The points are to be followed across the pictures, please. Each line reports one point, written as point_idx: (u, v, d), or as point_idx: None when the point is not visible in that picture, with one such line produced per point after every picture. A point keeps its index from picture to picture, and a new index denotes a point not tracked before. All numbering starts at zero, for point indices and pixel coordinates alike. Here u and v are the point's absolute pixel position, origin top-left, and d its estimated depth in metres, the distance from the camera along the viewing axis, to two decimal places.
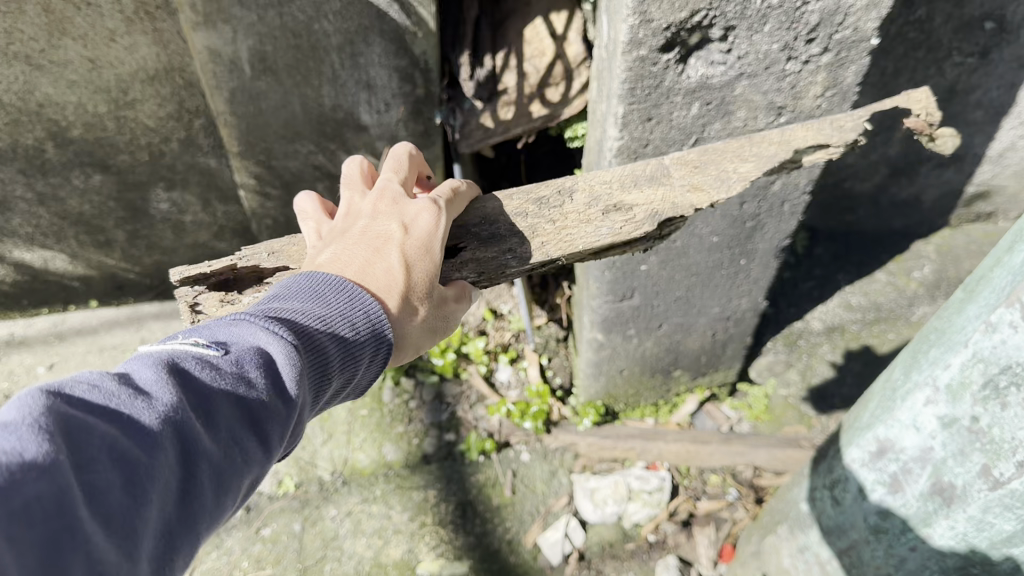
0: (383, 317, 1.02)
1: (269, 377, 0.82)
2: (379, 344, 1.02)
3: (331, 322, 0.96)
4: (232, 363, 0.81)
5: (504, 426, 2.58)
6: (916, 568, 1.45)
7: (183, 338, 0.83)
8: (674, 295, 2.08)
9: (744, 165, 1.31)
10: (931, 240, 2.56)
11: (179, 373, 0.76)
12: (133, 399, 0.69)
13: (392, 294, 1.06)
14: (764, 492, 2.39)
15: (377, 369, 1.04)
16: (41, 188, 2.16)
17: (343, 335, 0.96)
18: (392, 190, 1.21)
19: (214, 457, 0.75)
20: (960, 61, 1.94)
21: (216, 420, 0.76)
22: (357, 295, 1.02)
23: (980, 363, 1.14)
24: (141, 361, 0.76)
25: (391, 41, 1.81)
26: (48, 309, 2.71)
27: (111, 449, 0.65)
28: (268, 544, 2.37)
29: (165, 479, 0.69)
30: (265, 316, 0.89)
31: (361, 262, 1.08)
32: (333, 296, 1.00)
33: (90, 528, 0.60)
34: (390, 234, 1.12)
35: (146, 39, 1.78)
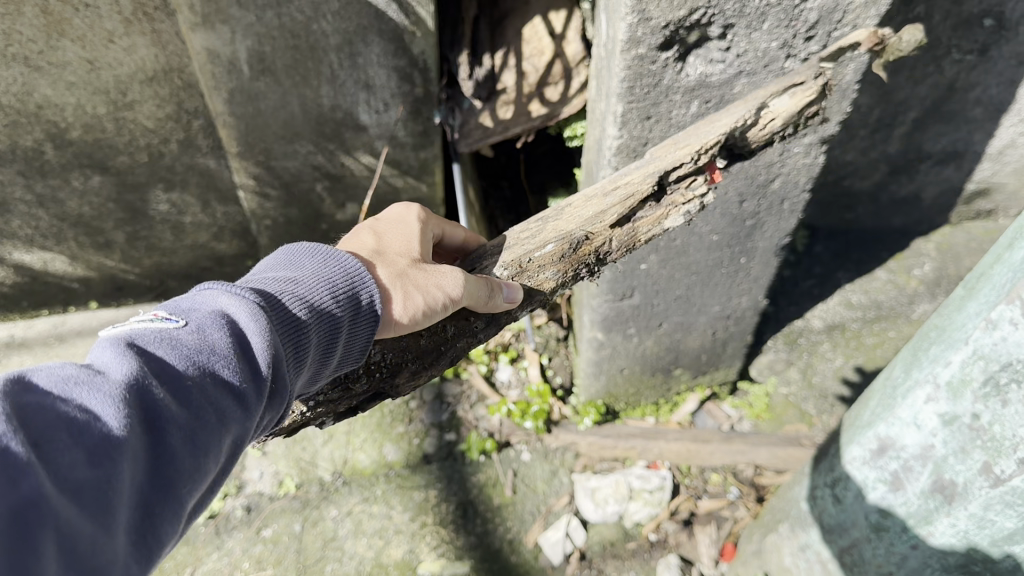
0: (358, 269, 1.12)
1: (233, 343, 0.86)
2: (357, 302, 1.10)
3: (304, 281, 1.04)
4: (192, 332, 0.85)
5: (505, 426, 2.58)
6: (917, 566, 1.44)
7: (143, 318, 0.87)
8: (674, 294, 2.08)
9: (719, 122, 1.28)
10: (931, 237, 2.54)
11: (139, 354, 0.78)
12: (94, 380, 0.72)
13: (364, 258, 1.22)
14: (765, 491, 2.39)
15: (361, 329, 1.11)
16: (40, 190, 2.16)
17: (313, 298, 1.03)
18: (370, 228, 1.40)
19: (186, 426, 0.77)
20: (960, 58, 1.94)
21: (184, 389, 0.79)
22: (333, 255, 1.12)
23: (980, 360, 1.14)
24: (102, 346, 0.79)
25: (390, 41, 1.81)
26: (48, 311, 2.70)
27: (74, 428, 0.67)
28: (268, 545, 2.37)
29: (133, 451, 0.71)
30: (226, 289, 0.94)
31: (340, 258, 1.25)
32: (307, 260, 1.10)
33: (60, 504, 0.63)
34: (364, 239, 1.30)
35: (144, 40, 1.78)
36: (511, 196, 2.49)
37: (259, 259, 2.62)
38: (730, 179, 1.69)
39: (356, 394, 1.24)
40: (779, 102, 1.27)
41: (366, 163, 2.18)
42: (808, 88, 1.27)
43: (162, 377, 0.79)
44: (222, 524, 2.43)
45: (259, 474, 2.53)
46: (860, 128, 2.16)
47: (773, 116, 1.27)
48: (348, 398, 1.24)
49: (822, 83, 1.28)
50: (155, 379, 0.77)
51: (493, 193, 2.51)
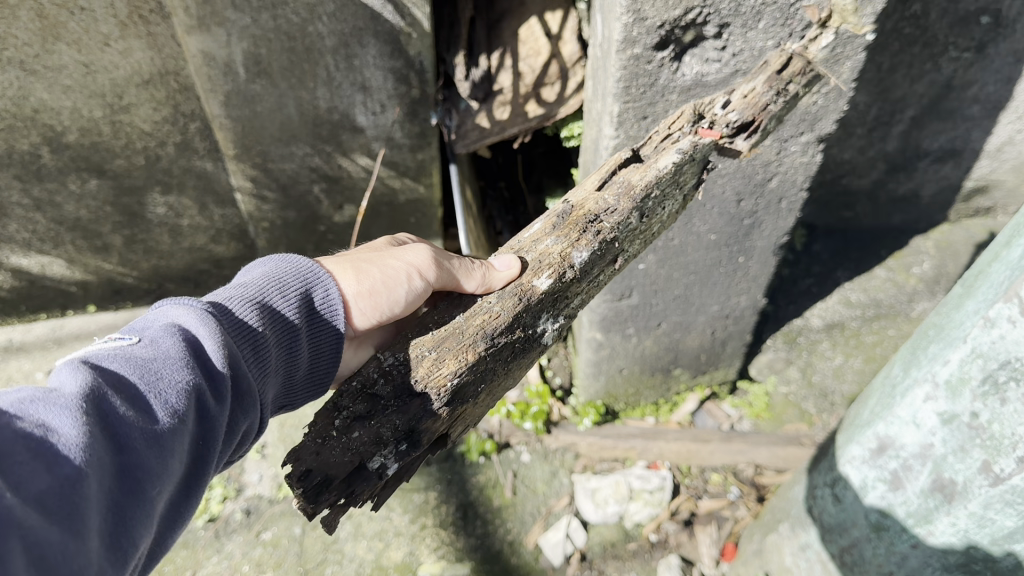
0: (311, 265, 1.19)
1: (188, 350, 0.89)
2: (309, 300, 1.17)
3: (253, 287, 1.10)
4: (146, 345, 0.87)
5: (504, 427, 2.57)
6: (918, 565, 1.43)
7: (98, 342, 0.89)
8: (673, 294, 2.08)
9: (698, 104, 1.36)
10: (930, 235, 2.51)
11: (96, 368, 0.80)
12: (49, 394, 0.73)
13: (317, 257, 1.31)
14: (765, 490, 2.38)
15: (314, 327, 1.18)
16: (37, 194, 2.16)
17: (263, 305, 1.09)
18: None
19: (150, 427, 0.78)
20: (957, 55, 1.94)
21: (142, 397, 0.81)
22: (287, 257, 1.20)
23: (979, 359, 1.13)
24: (57, 369, 0.80)
25: (386, 42, 1.81)
26: (46, 314, 2.70)
27: (32, 441, 0.68)
28: (268, 548, 2.36)
29: (98, 456, 0.72)
30: (173, 307, 0.97)
31: None
32: (262, 264, 1.18)
33: (23, 514, 0.63)
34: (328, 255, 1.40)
35: (139, 43, 1.78)
36: (510, 196, 2.50)
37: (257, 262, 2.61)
38: (728, 178, 1.69)
39: (386, 401, 1.13)
40: (752, 81, 1.31)
41: (363, 164, 2.17)
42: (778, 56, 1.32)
43: (120, 388, 0.80)
44: (222, 527, 2.42)
45: (259, 476, 2.55)
46: (857, 126, 2.16)
47: (751, 89, 1.30)
48: (382, 411, 1.12)
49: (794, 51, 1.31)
50: (112, 389, 0.78)
51: (491, 193, 2.53)
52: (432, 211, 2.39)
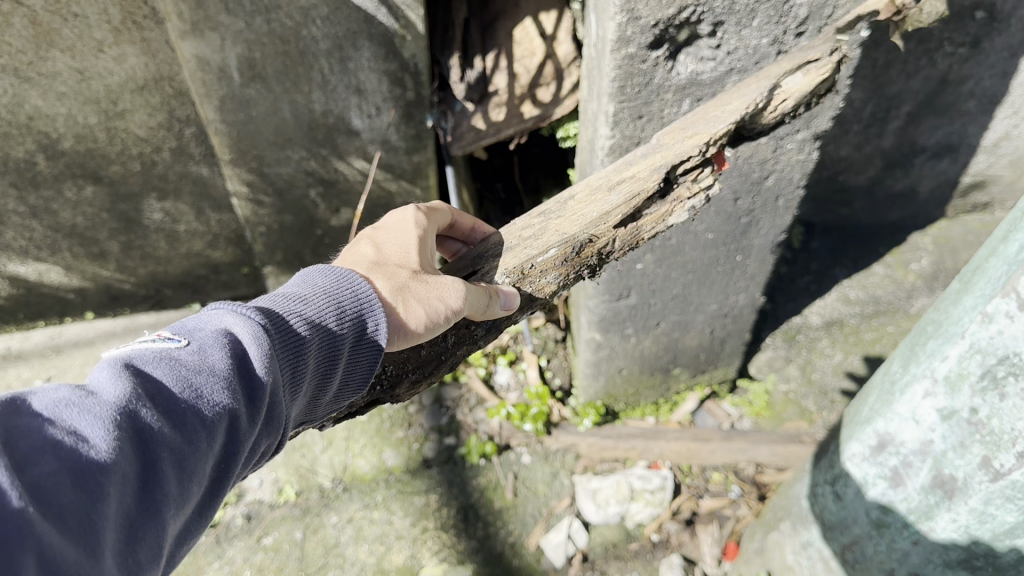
0: (372, 294, 1.07)
1: (233, 361, 0.84)
2: (364, 328, 1.05)
3: (312, 307, 1.00)
4: (193, 352, 0.82)
5: (505, 429, 2.57)
6: (919, 562, 1.43)
7: (146, 338, 0.85)
8: (671, 293, 2.07)
9: (730, 106, 1.30)
10: (928, 231, 2.55)
11: (137, 372, 0.77)
12: (83, 398, 0.70)
13: (360, 263, 1.16)
14: (765, 489, 2.38)
15: (365, 354, 1.07)
16: (33, 202, 2.16)
17: (321, 317, 1.00)
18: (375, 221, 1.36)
19: (180, 445, 0.75)
20: (952, 51, 1.94)
21: (178, 409, 0.77)
22: (346, 275, 1.07)
23: (978, 354, 1.13)
24: (100, 365, 0.77)
25: (380, 45, 1.80)
26: (44, 322, 2.70)
27: (60, 452, 0.65)
28: (269, 553, 2.36)
29: (123, 472, 0.69)
30: (225, 306, 0.92)
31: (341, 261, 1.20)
32: (320, 278, 1.06)
33: (43, 528, 0.59)
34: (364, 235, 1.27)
35: (134, 49, 1.78)
36: (505, 197, 2.50)
37: (255, 266, 2.61)
38: (725, 177, 1.68)
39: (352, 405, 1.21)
40: (793, 81, 1.29)
41: (358, 167, 2.16)
42: (823, 65, 1.29)
43: (156, 398, 0.76)
44: (223, 532, 2.42)
45: (259, 482, 2.54)
46: (854, 123, 2.15)
47: (787, 95, 1.29)
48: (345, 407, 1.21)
49: (835, 61, 1.29)
50: (148, 399, 0.74)
51: (487, 195, 2.50)
52: None
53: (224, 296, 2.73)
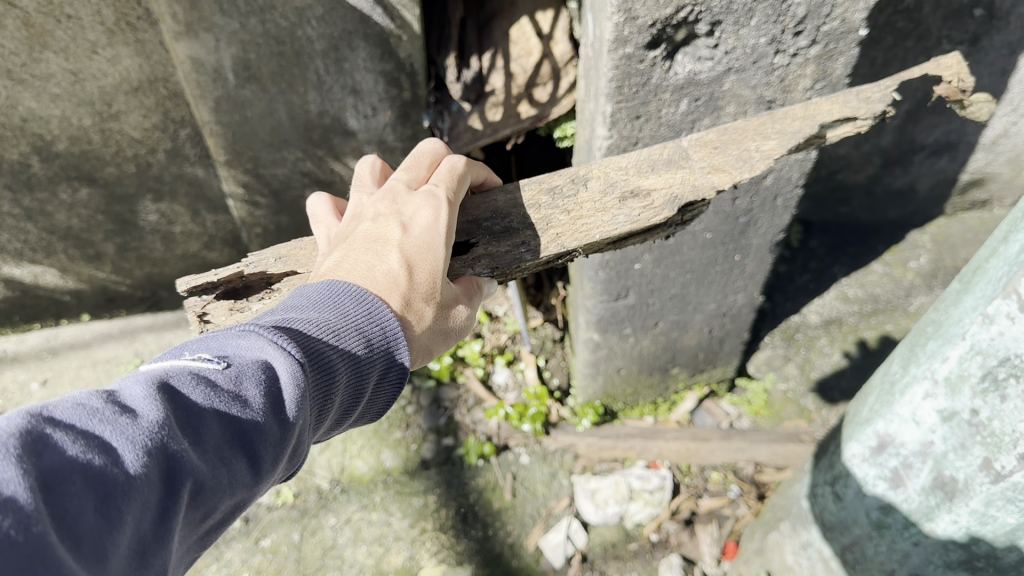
0: (400, 333, 1.03)
1: (269, 391, 0.81)
2: (391, 362, 1.02)
3: (346, 335, 0.96)
4: (229, 378, 0.80)
5: (504, 429, 2.57)
6: (919, 563, 1.43)
7: (185, 354, 0.82)
8: (669, 293, 2.07)
9: (767, 143, 1.25)
10: (927, 229, 2.55)
11: (170, 392, 0.75)
12: (116, 416, 0.68)
13: (391, 292, 1.05)
14: (765, 488, 2.38)
15: (389, 387, 1.04)
16: (28, 204, 2.15)
17: (356, 345, 0.97)
18: (396, 189, 1.18)
19: (201, 475, 0.73)
20: (951, 48, 1.91)
21: (204, 438, 0.74)
22: (376, 307, 1.02)
23: (978, 356, 1.13)
24: (135, 377, 0.75)
25: (376, 45, 1.79)
26: (39, 324, 2.69)
27: (87, 472, 0.63)
28: (267, 555, 2.35)
29: (146, 499, 0.67)
30: (266, 326, 0.89)
31: (362, 269, 1.08)
32: (352, 304, 1.01)
33: (61, 554, 0.58)
34: (390, 236, 1.11)
35: (127, 50, 1.77)
36: None
37: None
38: None
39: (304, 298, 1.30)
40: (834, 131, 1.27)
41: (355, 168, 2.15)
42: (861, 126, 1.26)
43: (187, 422, 0.74)
44: (220, 534, 2.40)
45: None
46: None
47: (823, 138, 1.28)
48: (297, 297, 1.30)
49: (873, 125, 1.26)
50: (177, 425, 0.72)
51: None
52: None
53: None
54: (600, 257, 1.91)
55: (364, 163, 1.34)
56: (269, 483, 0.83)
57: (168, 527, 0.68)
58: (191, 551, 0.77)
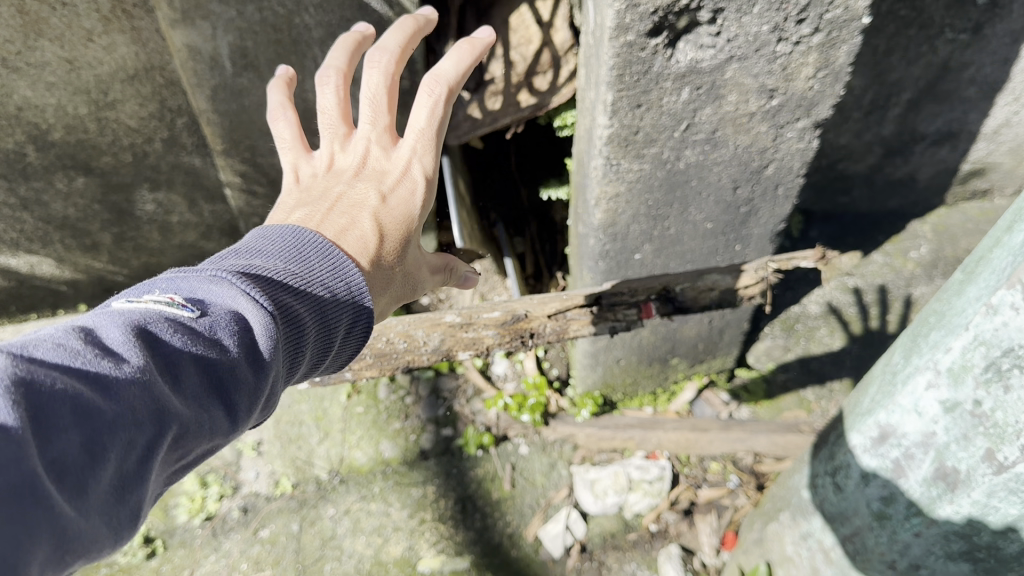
0: (361, 289, 1.06)
1: (247, 337, 0.82)
2: (354, 317, 1.05)
3: (313, 291, 0.98)
4: (207, 326, 0.79)
5: (503, 419, 2.53)
6: (920, 553, 1.43)
7: (157, 296, 0.80)
8: (669, 283, 2.06)
9: None
10: (927, 219, 2.53)
11: (149, 335, 0.73)
12: (99, 358, 0.67)
13: (364, 253, 1.18)
14: (765, 478, 2.40)
15: (354, 341, 1.07)
16: (23, 193, 2.13)
17: (320, 295, 0.99)
18: (374, 157, 1.37)
19: (181, 418, 0.72)
20: (953, 37, 1.88)
21: (183, 381, 0.74)
22: (340, 264, 1.06)
23: (982, 346, 1.12)
24: (111, 320, 0.73)
25: (374, 33, 1.77)
26: (37, 314, 2.68)
27: (74, 407, 0.62)
28: (266, 546, 2.36)
29: (134, 440, 0.66)
30: (237, 273, 0.88)
31: (338, 225, 1.20)
32: (313, 264, 1.03)
33: (50, 490, 0.57)
34: (367, 200, 1.29)
35: (123, 37, 1.74)
36: (501, 184, 2.60)
37: None
38: (723, 165, 1.66)
39: None
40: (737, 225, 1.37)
41: None
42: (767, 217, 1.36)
43: (168, 366, 0.74)
44: (219, 525, 2.42)
45: (255, 474, 2.50)
46: (854, 111, 2.11)
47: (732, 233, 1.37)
48: None
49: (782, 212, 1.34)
50: (158, 368, 0.72)
51: (483, 184, 2.59)
52: None
53: None
54: (600, 246, 1.90)
55: (328, 89, 1.41)
56: (240, 429, 0.83)
57: (150, 469, 0.67)
58: (160, 493, 0.76)
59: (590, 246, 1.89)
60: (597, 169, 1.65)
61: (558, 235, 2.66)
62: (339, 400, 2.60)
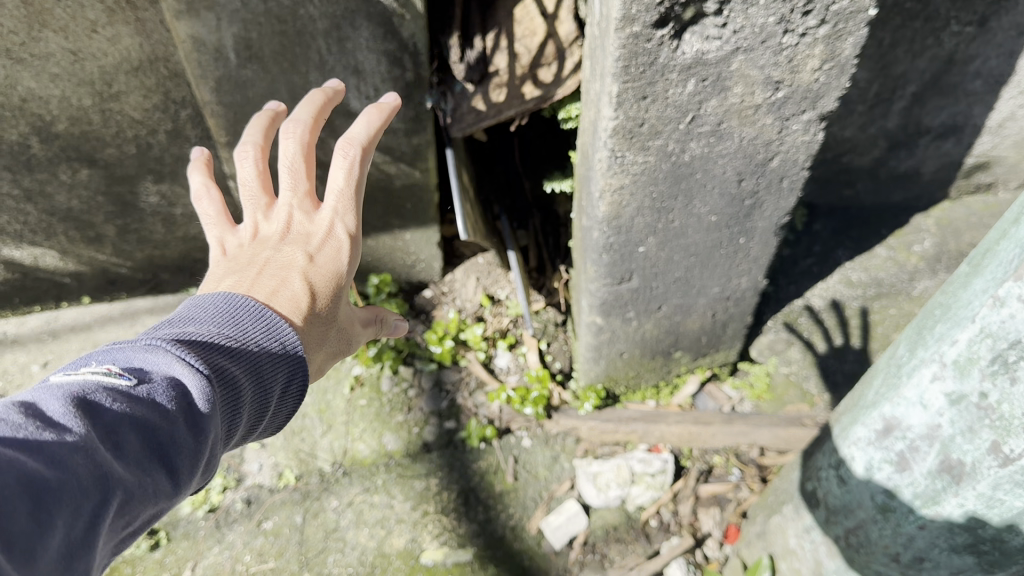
0: (296, 342, 1.15)
1: (183, 402, 0.90)
2: (293, 372, 1.14)
3: (248, 354, 1.06)
4: (143, 391, 0.88)
5: (505, 412, 2.57)
6: (924, 546, 1.43)
7: (96, 367, 0.90)
8: (673, 276, 2.06)
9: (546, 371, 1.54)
10: (931, 213, 2.53)
11: (88, 406, 0.84)
12: (39, 431, 0.78)
13: (296, 313, 1.26)
14: (767, 471, 2.41)
15: (291, 398, 1.15)
16: (27, 184, 2.13)
17: (254, 354, 1.07)
18: (297, 221, 1.43)
19: (124, 482, 0.82)
20: (959, 30, 1.87)
21: (123, 447, 0.84)
22: (273, 322, 1.16)
23: (988, 338, 1.12)
24: (52, 394, 0.84)
25: (379, 24, 1.77)
26: (40, 306, 2.68)
27: (17, 475, 0.72)
28: (270, 537, 2.36)
29: (76, 505, 0.76)
30: (172, 340, 0.97)
31: (269, 288, 1.27)
32: (250, 325, 1.13)
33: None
34: (295, 262, 1.35)
35: (128, 29, 1.74)
36: (506, 178, 2.63)
37: None
38: (728, 157, 1.65)
39: None
40: None
41: None
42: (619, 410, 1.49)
43: (108, 434, 0.84)
44: (222, 517, 2.41)
45: (258, 466, 2.50)
46: (858, 104, 2.11)
47: None
48: None
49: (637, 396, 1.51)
50: (99, 438, 0.82)
51: (487, 177, 2.62)
52: (428, 195, 2.37)
53: None
54: (604, 240, 1.90)
55: (247, 161, 1.47)
56: (186, 490, 0.93)
57: (96, 530, 0.78)
58: (114, 555, 0.86)
59: (594, 239, 1.89)
60: (601, 162, 1.65)
61: (563, 227, 2.63)
62: (342, 392, 2.60)
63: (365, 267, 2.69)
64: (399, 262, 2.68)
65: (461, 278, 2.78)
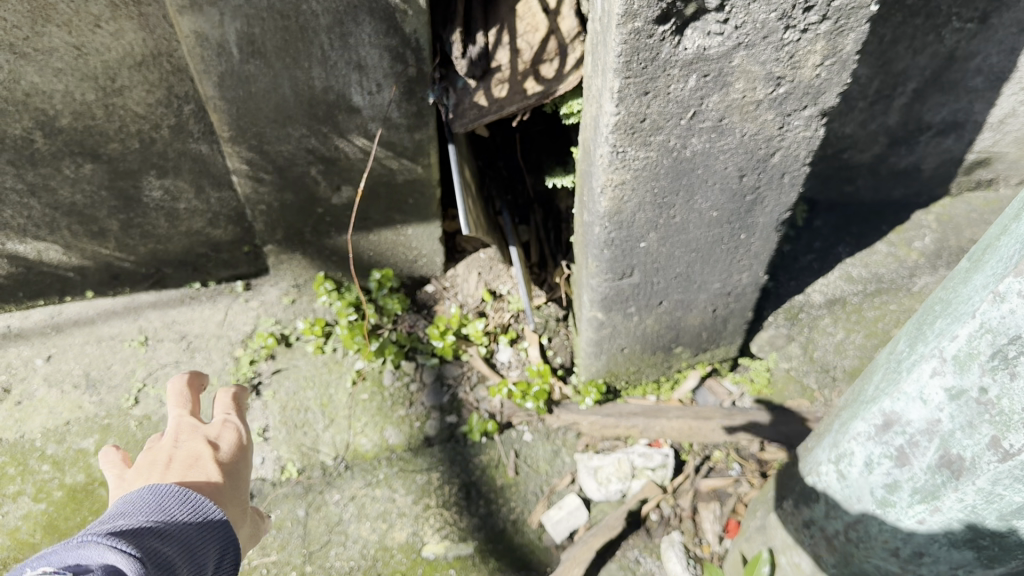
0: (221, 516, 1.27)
1: None
2: (222, 545, 1.24)
3: (177, 533, 1.18)
4: None
5: (506, 407, 2.59)
6: (924, 541, 1.43)
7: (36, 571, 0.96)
8: (674, 271, 2.07)
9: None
10: (931, 209, 2.53)
11: None
12: None
13: (213, 474, 1.41)
14: (768, 466, 2.42)
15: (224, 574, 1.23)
16: (31, 179, 2.14)
17: (181, 536, 1.17)
18: (185, 424, 1.53)
19: None
20: (960, 26, 1.88)
21: None
22: (198, 503, 1.26)
23: (988, 333, 1.13)
24: None
25: (381, 20, 1.77)
26: (43, 301, 2.69)
27: None
28: (272, 531, 2.37)
29: None
30: (103, 535, 1.06)
31: (178, 473, 1.38)
32: (178, 509, 1.23)
33: None
34: (200, 452, 1.45)
35: (132, 24, 1.76)
36: (507, 174, 2.64)
37: (256, 244, 2.62)
38: (729, 153, 1.66)
39: None
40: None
41: (360, 145, 2.14)
42: None
43: None
44: None
45: (261, 460, 2.49)
46: (859, 100, 2.11)
47: None
48: None
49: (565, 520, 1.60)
50: None
51: (489, 173, 2.61)
52: (430, 190, 2.37)
53: (225, 274, 2.74)
54: (605, 235, 1.91)
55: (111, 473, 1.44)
56: None
57: None
58: None
59: (594, 235, 1.90)
60: (602, 158, 1.66)
61: (563, 222, 2.68)
62: (344, 386, 2.62)
63: (367, 262, 2.70)
64: (401, 257, 2.69)
65: (462, 272, 2.80)
